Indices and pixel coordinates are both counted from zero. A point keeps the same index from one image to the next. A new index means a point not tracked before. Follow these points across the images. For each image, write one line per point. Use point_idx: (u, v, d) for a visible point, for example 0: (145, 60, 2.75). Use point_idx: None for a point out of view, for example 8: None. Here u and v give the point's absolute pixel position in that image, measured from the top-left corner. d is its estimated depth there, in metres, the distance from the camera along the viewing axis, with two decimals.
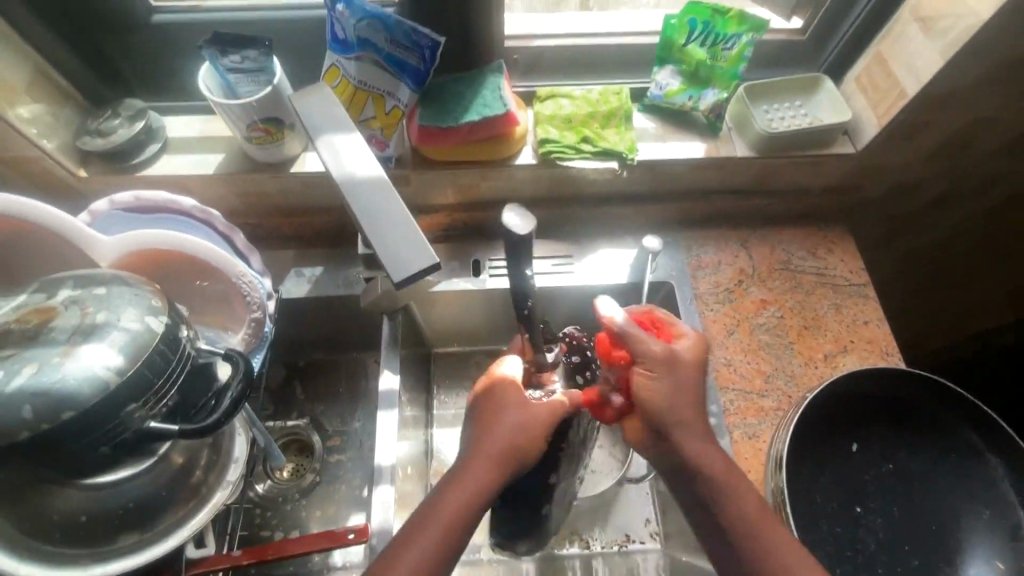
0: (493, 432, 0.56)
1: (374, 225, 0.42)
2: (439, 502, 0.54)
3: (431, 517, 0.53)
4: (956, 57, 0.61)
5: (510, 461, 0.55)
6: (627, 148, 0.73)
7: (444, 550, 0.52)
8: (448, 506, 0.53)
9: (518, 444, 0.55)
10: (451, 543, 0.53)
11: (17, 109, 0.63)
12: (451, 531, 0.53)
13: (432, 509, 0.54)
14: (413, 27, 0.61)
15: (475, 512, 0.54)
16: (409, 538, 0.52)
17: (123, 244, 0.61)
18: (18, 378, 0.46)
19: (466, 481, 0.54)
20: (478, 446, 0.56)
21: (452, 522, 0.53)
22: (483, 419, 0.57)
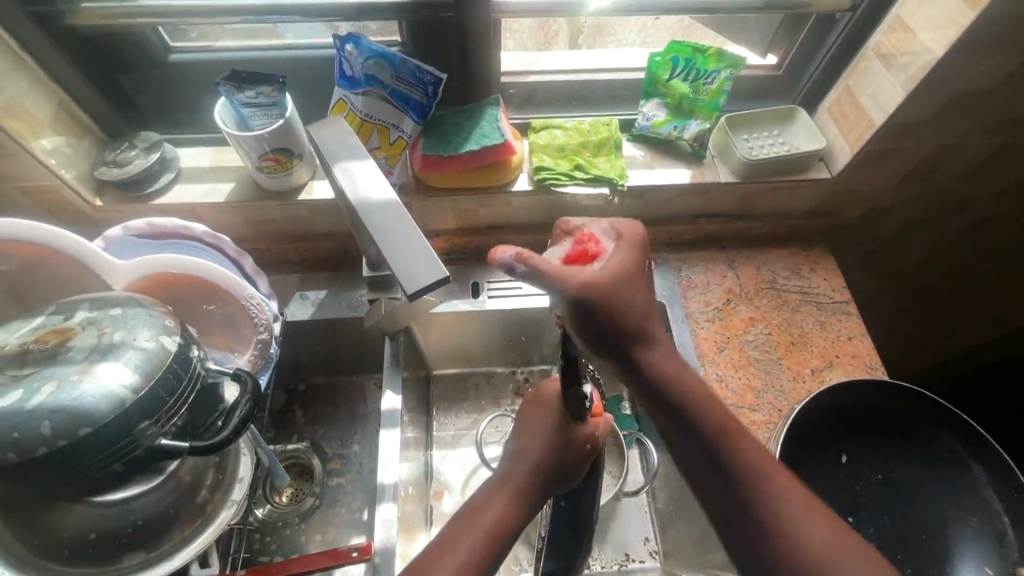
0: (529, 446, 0.55)
1: (390, 242, 0.44)
2: (474, 514, 0.51)
3: (466, 530, 0.49)
4: (916, 90, 0.67)
5: (548, 476, 0.53)
6: (617, 175, 0.78)
7: (480, 566, 0.48)
8: (486, 518, 0.50)
9: (555, 458, 0.53)
10: (484, 560, 0.48)
11: (41, 141, 0.66)
12: (487, 545, 0.48)
13: (471, 516, 0.51)
14: (418, 65, 0.67)
15: (511, 527, 0.50)
16: (452, 539, 0.49)
17: (137, 268, 0.63)
18: (38, 396, 0.47)
19: (501, 494, 0.52)
20: (513, 464, 0.54)
21: (488, 534, 0.49)
22: (521, 437, 0.56)
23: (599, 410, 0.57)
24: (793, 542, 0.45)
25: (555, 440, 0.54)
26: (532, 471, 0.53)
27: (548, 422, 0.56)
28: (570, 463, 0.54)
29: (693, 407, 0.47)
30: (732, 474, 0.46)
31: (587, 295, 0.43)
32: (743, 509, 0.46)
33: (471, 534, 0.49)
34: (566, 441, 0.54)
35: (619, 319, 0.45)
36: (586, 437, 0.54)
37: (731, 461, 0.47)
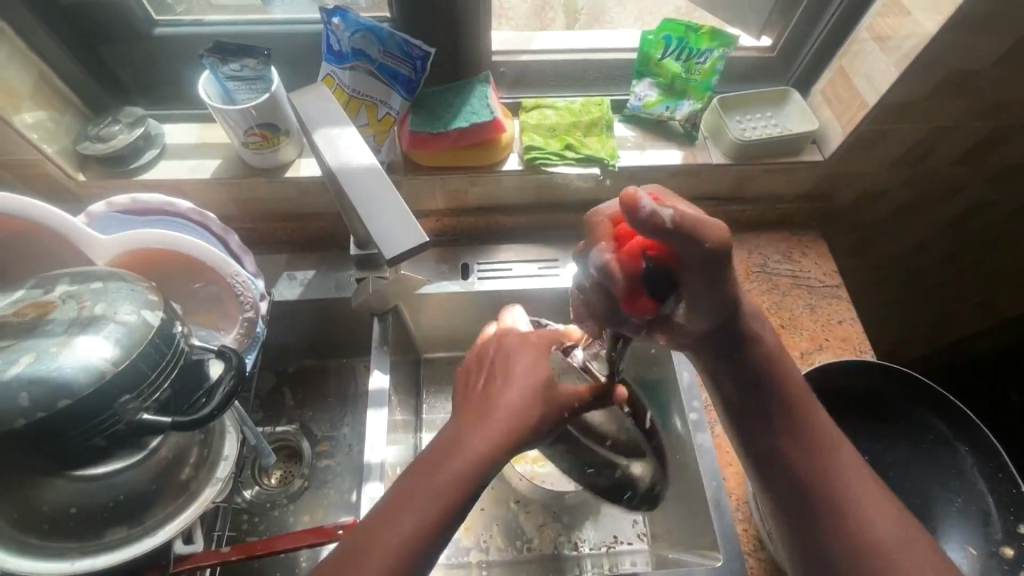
0: (509, 404, 0.51)
1: (373, 208, 0.44)
2: (432, 467, 0.48)
3: (425, 483, 0.48)
4: (908, 69, 0.66)
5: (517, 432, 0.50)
6: (609, 155, 0.77)
7: (436, 522, 0.47)
8: (446, 473, 0.48)
9: (532, 423, 0.51)
10: (446, 520, 0.47)
11: (22, 115, 0.65)
12: (444, 505, 0.47)
13: (432, 468, 0.49)
14: (405, 39, 0.66)
15: (477, 481, 0.48)
16: (409, 493, 0.48)
17: (118, 243, 0.62)
18: (16, 367, 0.47)
19: (463, 446, 0.49)
20: (489, 418, 0.50)
21: (447, 491, 0.47)
22: (505, 390, 0.52)
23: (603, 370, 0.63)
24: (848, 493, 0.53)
25: (529, 395, 0.51)
26: (508, 432, 0.50)
27: (529, 371, 0.53)
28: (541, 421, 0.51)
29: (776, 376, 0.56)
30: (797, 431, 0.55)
31: (717, 257, 0.45)
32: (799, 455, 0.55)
33: (429, 490, 0.47)
34: (546, 407, 0.52)
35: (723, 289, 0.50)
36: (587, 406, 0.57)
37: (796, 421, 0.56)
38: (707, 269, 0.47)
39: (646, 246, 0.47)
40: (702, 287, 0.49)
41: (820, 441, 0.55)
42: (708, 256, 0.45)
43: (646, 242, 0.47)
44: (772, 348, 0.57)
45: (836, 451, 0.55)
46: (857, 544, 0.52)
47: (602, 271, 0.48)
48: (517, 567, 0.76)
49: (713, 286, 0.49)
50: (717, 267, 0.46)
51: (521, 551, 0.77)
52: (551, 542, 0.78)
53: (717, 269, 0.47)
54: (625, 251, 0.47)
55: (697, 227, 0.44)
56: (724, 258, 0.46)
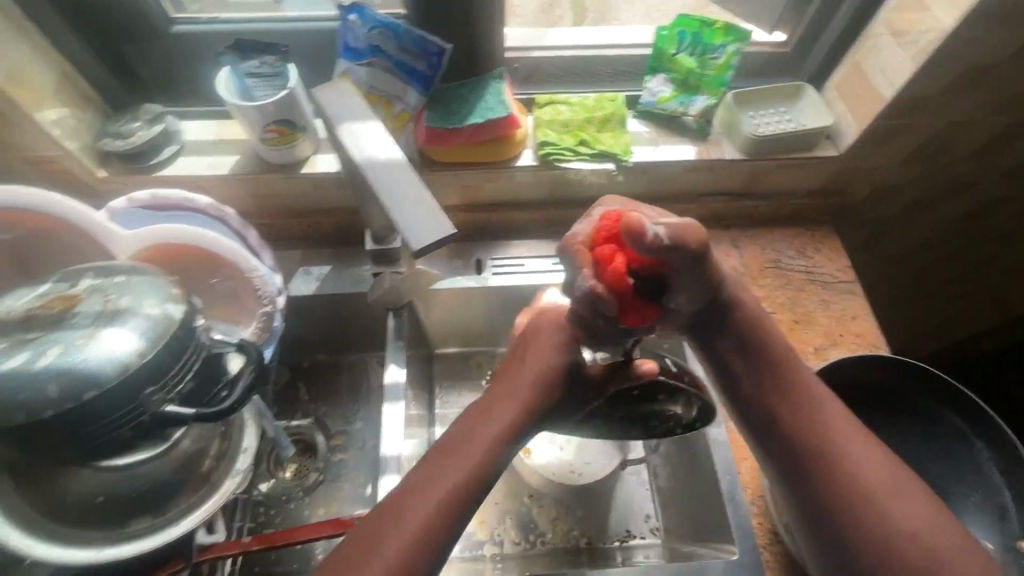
0: (527, 383, 0.53)
1: (399, 201, 0.44)
2: (456, 445, 0.50)
3: (449, 459, 0.50)
4: (925, 63, 0.66)
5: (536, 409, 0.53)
6: (622, 150, 0.77)
7: (463, 496, 0.48)
8: (471, 449, 0.50)
9: (541, 401, 0.53)
10: (464, 497, 0.48)
11: (46, 111, 0.66)
12: (470, 479, 0.49)
13: (456, 447, 0.50)
14: (422, 35, 0.66)
15: (500, 456, 0.50)
16: (434, 470, 0.49)
17: (140, 237, 0.64)
18: (44, 358, 0.48)
19: (485, 425, 0.51)
20: (499, 400, 0.53)
21: (472, 466, 0.49)
22: (513, 375, 0.55)
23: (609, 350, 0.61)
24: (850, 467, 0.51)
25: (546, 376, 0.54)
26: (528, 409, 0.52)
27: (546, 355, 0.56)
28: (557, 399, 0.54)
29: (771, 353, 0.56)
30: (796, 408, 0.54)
31: (702, 253, 0.47)
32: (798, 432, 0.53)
33: (454, 466, 0.49)
34: (554, 385, 0.54)
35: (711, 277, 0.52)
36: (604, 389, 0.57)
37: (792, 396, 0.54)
38: (694, 268, 0.49)
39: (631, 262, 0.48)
40: (692, 284, 0.51)
41: (820, 416, 0.53)
42: (695, 253, 0.47)
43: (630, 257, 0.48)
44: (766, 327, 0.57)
45: (836, 427, 0.53)
46: (869, 519, 0.49)
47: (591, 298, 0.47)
48: (530, 560, 0.77)
49: (702, 280, 0.51)
50: (703, 260, 0.48)
51: (534, 545, 0.78)
52: (563, 536, 0.78)
53: (702, 263, 0.49)
54: (611, 272, 0.47)
55: (678, 231, 0.46)
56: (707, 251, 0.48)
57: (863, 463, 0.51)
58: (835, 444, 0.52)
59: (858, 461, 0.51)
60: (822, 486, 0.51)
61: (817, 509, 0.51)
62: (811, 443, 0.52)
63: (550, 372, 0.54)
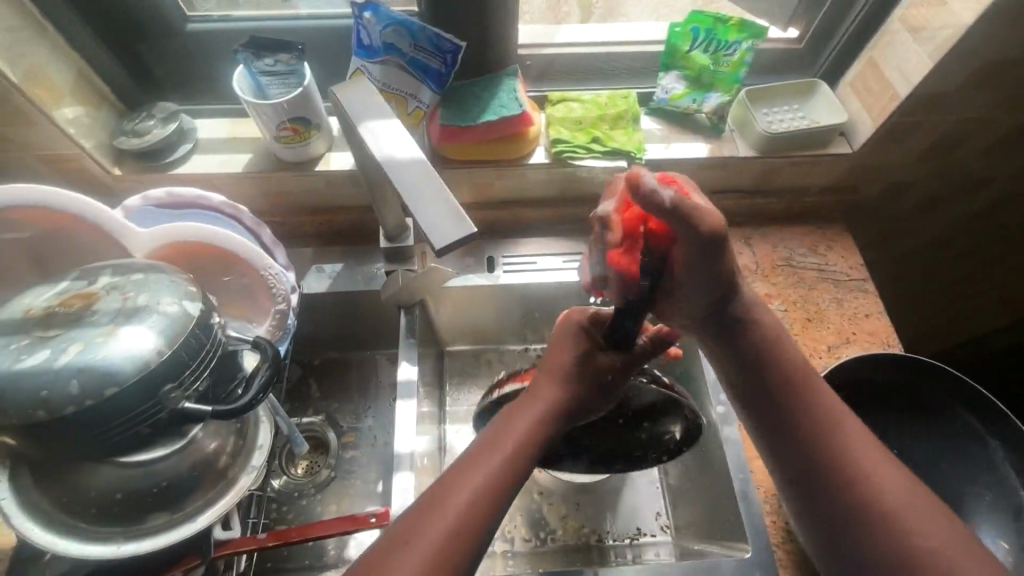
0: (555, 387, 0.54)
1: (420, 199, 0.44)
2: (488, 447, 0.51)
3: (481, 461, 0.50)
4: (943, 60, 0.65)
5: (563, 412, 0.54)
6: (635, 148, 0.77)
7: (497, 496, 0.49)
8: (502, 450, 0.51)
9: (569, 405, 0.54)
10: (493, 500, 0.49)
11: (62, 109, 0.66)
12: (503, 480, 0.49)
13: (487, 449, 0.51)
14: (437, 33, 0.66)
15: (530, 457, 0.51)
16: (466, 471, 0.50)
17: (155, 236, 0.64)
18: (65, 355, 0.48)
19: (515, 429, 0.52)
20: (522, 408, 0.53)
21: (505, 468, 0.50)
22: (534, 383, 0.55)
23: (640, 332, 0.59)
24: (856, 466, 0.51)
25: (575, 380, 0.54)
26: (555, 412, 0.53)
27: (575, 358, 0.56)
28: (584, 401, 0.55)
29: (774, 354, 0.56)
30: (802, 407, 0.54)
31: (708, 241, 0.48)
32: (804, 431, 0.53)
33: (487, 466, 0.50)
34: (581, 388, 0.54)
35: (718, 275, 0.53)
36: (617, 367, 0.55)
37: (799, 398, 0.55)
38: (704, 255, 0.50)
39: (649, 221, 0.50)
40: (698, 273, 0.52)
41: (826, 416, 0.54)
42: (698, 238, 0.48)
43: (650, 217, 0.50)
44: (772, 330, 0.58)
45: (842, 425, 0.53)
46: (879, 515, 0.49)
47: (600, 222, 0.52)
48: (542, 557, 0.77)
49: (708, 272, 0.52)
50: (712, 250, 0.49)
51: (545, 542, 0.78)
52: (575, 534, 0.78)
53: (711, 254, 0.50)
54: (625, 215, 0.50)
55: (694, 212, 0.47)
56: (719, 244, 0.49)
57: (868, 463, 0.51)
58: (839, 442, 0.52)
59: (867, 458, 0.51)
60: (829, 483, 0.51)
61: (825, 507, 0.51)
62: (818, 441, 0.53)
63: (571, 379, 0.54)
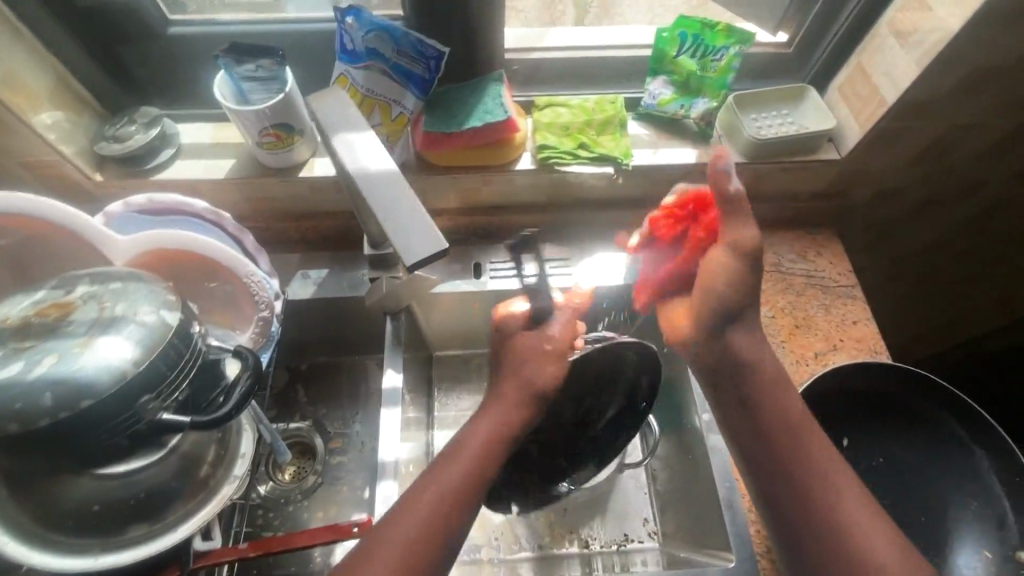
0: (510, 392, 0.60)
1: (393, 214, 0.44)
2: (454, 451, 0.57)
3: (450, 465, 0.56)
4: (929, 66, 0.65)
5: (520, 414, 0.59)
6: (622, 154, 0.77)
7: (464, 496, 0.54)
8: (467, 454, 0.56)
9: (523, 408, 0.59)
10: (461, 500, 0.54)
11: (40, 115, 0.66)
12: (469, 480, 0.55)
13: (454, 454, 0.56)
14: (419, 38, 0.65)
15: (493, 459, 0.57)
16: (437, 475, 0.55)
17: (135, 243, 0.63)
18: (40, 367, 0.48)
19: (478, 433, 0.58)
20: (490, 413, 0.59)
21: (470, 469, 0.55)
22: (502, 389, 0.60)
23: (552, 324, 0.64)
24: (844, 516, 0.52)
25: (525, 385, 0.60)
26: (511, 414, 0.59)
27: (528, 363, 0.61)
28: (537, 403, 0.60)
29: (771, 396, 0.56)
30: (794, 452, 0.54)
31: (738, 249, 0.55)
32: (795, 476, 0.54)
33: (455, 469, 0.55)
34: (534, 392, 0.60)
35: (730, 298, 0.56)
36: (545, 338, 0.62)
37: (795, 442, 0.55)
38: (733, 265, 0.56)
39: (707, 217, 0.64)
40: (722, 286, 0.56)
41: (817, 463, 0.54)
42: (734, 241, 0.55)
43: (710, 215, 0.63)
44: (771, 371, 0.57)
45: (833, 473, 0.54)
46: (841, 528, 0.51)
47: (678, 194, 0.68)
48: (530, 564, 0.77)
49: (729, 287, 0.56)
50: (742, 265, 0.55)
51: (532, 548, 0.78)
52: (562, 541, 0.78)
53: (740, 268, 0.55)
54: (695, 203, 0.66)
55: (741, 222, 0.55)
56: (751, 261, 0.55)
57: (855, 514, 0.52)
58: (828, 492, 0.53)
59: (825, 467, 0.54)
60: (796, 497, 0.53)
61: (794, 521, 0.53)
62: (790, 459, 0.54)
63: (527, 382, 0.60)
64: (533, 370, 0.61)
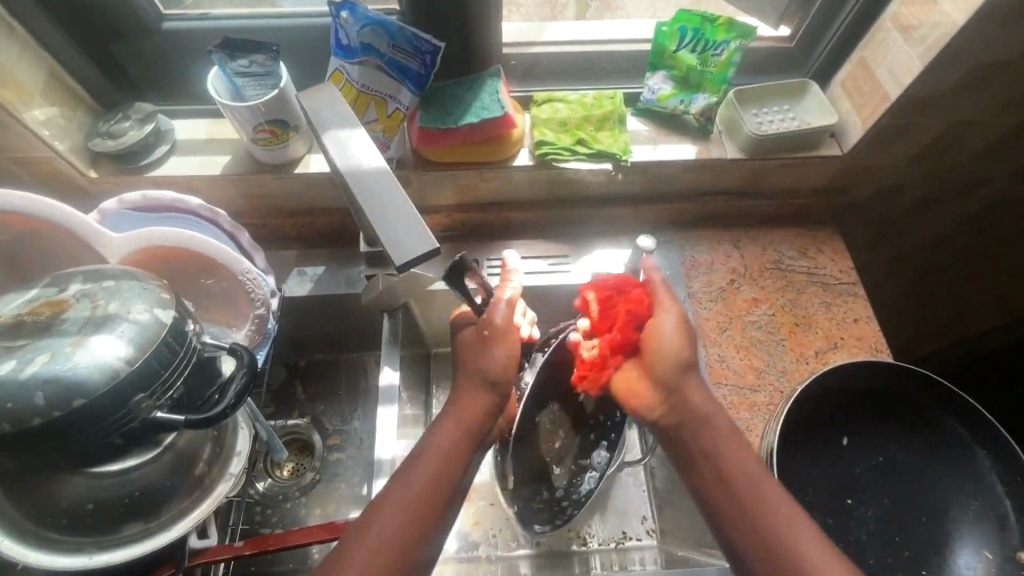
0: (467, 399, 0.60)
1: (384, 214, 0.44)
2: (418, 457, 0.57)
3: (412, 472, 0.56)
4: (934, 61, 0.64)
5: (479, 418, 0.59)
6: (621, 150, 0.76)
7: (431, 500, 0.54)
8: (430, 460, 0.56)
9: (479, 412, 0.60)
10: (428, 502, 0.54)
11: (33, 111, 0.65)
12: (434, 485, 0.55)
13: (417, 460, 0.57)
14: (414, 33, 0.64)
15: (456, 464, 0.57)
16: (403, 480, 0.55)
17: (130, 241, 0.63)
18: (32, 366, 0.47)
19: (440, 440, 0.58)
20: (451, 417, 0.59)
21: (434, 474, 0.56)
22: (461, 393, 0.61)
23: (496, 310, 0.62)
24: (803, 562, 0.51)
25: (480, 391, 0.60)
26: (469, 420, 0.59)
27: (482, 370, 0.61)
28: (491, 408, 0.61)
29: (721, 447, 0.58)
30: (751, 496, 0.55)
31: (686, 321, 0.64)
32: (754, 518, 0.54)
33: (422, 474, 0.55)
34: (487, 399, 0.60)
35: (679, 362, 0.62)
36: (481, 325, 0.61)
37: (753, 488, 0.55)
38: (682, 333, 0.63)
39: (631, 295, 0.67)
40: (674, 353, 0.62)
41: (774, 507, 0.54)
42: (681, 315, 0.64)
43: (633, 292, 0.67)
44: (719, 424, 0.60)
45: (792, 517, 0.53)
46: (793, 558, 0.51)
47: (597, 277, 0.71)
48: (527, 562, 0.77)
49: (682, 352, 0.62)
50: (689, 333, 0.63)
51: (530, 547, 0.77)
52: (560, 538, 0.78)
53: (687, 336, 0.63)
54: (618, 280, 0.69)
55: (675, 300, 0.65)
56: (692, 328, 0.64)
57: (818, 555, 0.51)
58: (788, 534, 0.52)
59: (773, 500, 0.54)
60: (747, 530, 0.53)
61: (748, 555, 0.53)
62: (744, 500, 0.55)
63: (484, 387, 0.60)
64: (483, 364, 0.61)
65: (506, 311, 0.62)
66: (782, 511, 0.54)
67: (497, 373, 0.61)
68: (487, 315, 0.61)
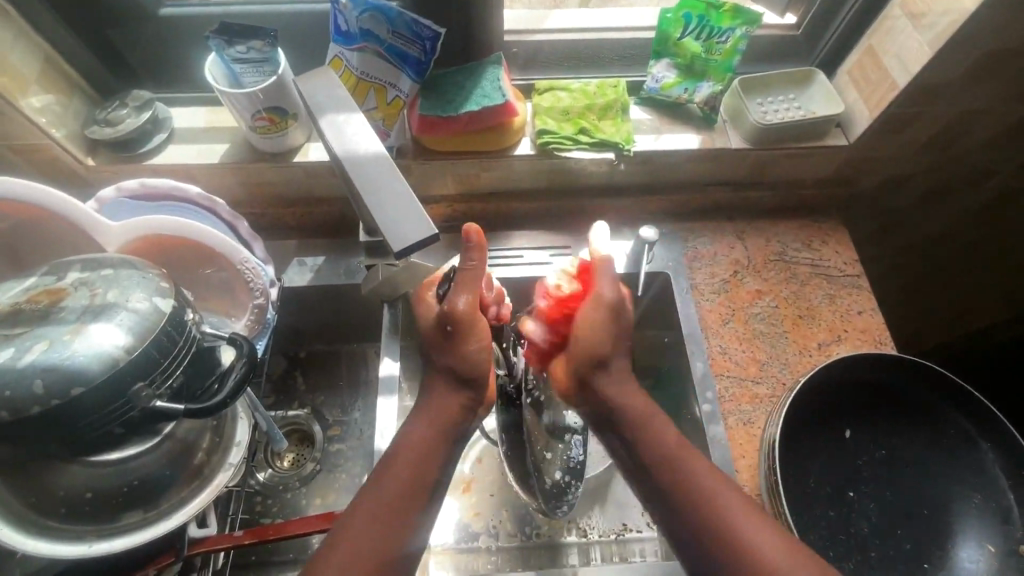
0: (438, 401, 0.60)
1: (381, 201, 0.43)
2: (390, 460, 0.56)
3: (385, 475, 0.55)
4: (943, 49, 0.63)
5: (451, 417, 0.59)
6: (624, 139, 0.75)
7: (406, 502, 0.54)
8: (404, 462, 0.56)
9: (451, 412, 0.59)
10: (403, 504, 0.54)
11: (30, 98, 0.64)
12: (409, 488, 0.55)
13: (390, 462, 0.56)
14: (414, 18, 0.62)
15: (431, 464, 0.57)
16: (377, 484, 0.55)
17: (127, 230, 0.62)
18: (29, 354, 0.47)
19: (412, 441, 0.57)
20: (422, 420, 0.58)
21: (408, 477, 0.55)
22: (432, 397, 0.60)
23: (457, 296, 0.56)
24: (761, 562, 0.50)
25: (449, 391, 0.60)
26: (440, 420, 0.58)
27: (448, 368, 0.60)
28: (463, 407, 0.60)
29: (646, 434, 0.58)
30: (692, 491, 0.54)
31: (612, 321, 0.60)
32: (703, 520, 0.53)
33: (395, 478, 0.55)
34: (456, 398, 0.60)
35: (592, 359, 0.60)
36: (446, 321, 0.56)
37: (693, 483, 0.55)
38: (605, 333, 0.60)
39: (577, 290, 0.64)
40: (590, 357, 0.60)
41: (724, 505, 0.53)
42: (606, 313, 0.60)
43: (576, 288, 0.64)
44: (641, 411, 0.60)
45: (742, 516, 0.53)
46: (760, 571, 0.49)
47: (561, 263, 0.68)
48: (526, 553, 0.76)
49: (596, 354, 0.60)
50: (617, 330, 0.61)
51: (528, 538, 0.77)
52: (559, 529, 0.78)
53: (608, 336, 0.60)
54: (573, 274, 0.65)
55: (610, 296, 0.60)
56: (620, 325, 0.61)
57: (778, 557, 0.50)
58: (743, 533, 0.52)
59: (719, 498, 0.54)
60: (698, 526, 0.53)
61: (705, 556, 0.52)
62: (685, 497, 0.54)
63: (454, 386, 0.60)
64: (451, 362, 0.59)
65: (470, 298, 0.56)
66: (732, 510, 0.53)
67: (468, 369, 0.60)
68: (448, 306, 0.56)
